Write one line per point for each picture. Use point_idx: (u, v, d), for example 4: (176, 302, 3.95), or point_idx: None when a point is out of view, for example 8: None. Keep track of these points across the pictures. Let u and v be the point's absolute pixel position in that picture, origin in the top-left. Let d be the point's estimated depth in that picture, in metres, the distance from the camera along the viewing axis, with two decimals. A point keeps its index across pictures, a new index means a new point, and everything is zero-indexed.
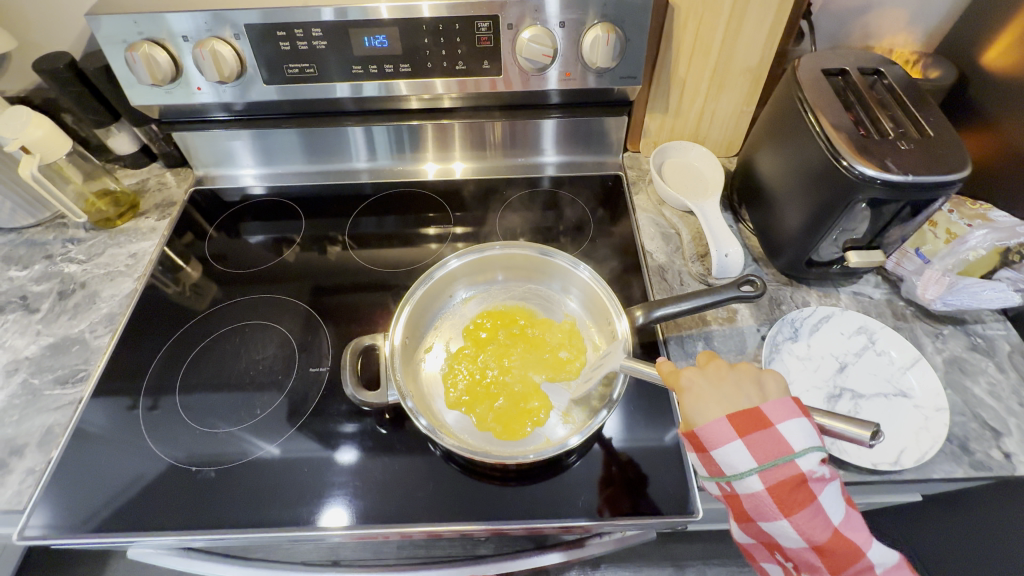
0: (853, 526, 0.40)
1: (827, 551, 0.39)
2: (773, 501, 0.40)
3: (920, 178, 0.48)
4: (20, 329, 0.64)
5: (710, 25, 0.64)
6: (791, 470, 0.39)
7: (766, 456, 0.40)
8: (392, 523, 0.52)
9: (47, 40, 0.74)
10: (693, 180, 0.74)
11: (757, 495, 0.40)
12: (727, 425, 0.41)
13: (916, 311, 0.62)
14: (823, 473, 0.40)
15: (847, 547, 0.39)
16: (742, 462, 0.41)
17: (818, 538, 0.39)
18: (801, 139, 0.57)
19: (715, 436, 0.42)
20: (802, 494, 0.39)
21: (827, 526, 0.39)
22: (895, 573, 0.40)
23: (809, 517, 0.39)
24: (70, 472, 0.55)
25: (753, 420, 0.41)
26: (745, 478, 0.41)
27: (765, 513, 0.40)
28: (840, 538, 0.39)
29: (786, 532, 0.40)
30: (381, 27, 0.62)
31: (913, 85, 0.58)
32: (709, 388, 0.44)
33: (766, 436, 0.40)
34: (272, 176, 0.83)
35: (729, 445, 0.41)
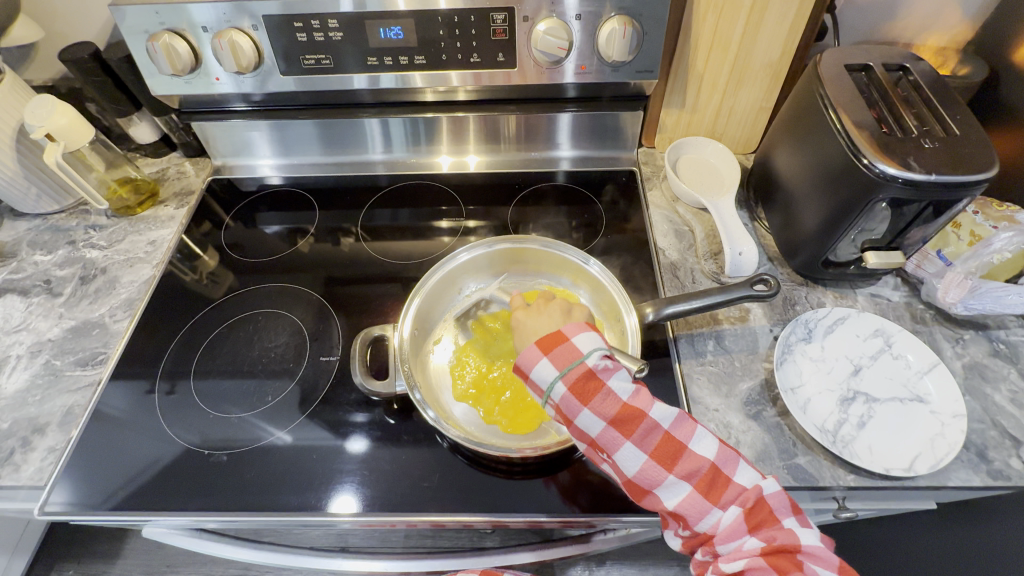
0: (641, 396, 0.43)
1: (624, 422, 0.42)
2: (574, 396, 0.43)
3: (942, 177, 0.47)
4: (44, 312, 0.66)
5: (729, 21, 0.63)
6: (583, 368, 0.43)
7: (564, 363, 0.43)
8: (398, 511, 0.52)
9: (72, 30, 0.76)
10: (708, 177, 0.73)
11: (563, 397, 0.43)
12: (536, 349, 0.45)
13: (935, 315, 0.60)
14: (610, 361, 0.44)
15: (636, 413, 0.42)
16: (548, 374, 0.44)
17: (612, 414, 0.42)
18: (820, 136, 0.55)
19: (527, 362, 0.45)
20: (592, 383, 0.43)
21: (615, 401, 0.42)
22: (686, 426, 0.43)
23: (603, 399, 0.43)
24: (89, 451, 0.57)
25: (555, 339, 0.45)
26: (553, 388, 0.43)
27: (571, 409, 0.43)
28: (628, 409, 0.42)
29: (588, 420, 0.43)
30: (396, 18, 0.62)
31: (939, 82, 0.57)
32: None
33: (564, 347, 0.44)
34: (290, 167, 0.83)
35: (539, 365, 0.44)
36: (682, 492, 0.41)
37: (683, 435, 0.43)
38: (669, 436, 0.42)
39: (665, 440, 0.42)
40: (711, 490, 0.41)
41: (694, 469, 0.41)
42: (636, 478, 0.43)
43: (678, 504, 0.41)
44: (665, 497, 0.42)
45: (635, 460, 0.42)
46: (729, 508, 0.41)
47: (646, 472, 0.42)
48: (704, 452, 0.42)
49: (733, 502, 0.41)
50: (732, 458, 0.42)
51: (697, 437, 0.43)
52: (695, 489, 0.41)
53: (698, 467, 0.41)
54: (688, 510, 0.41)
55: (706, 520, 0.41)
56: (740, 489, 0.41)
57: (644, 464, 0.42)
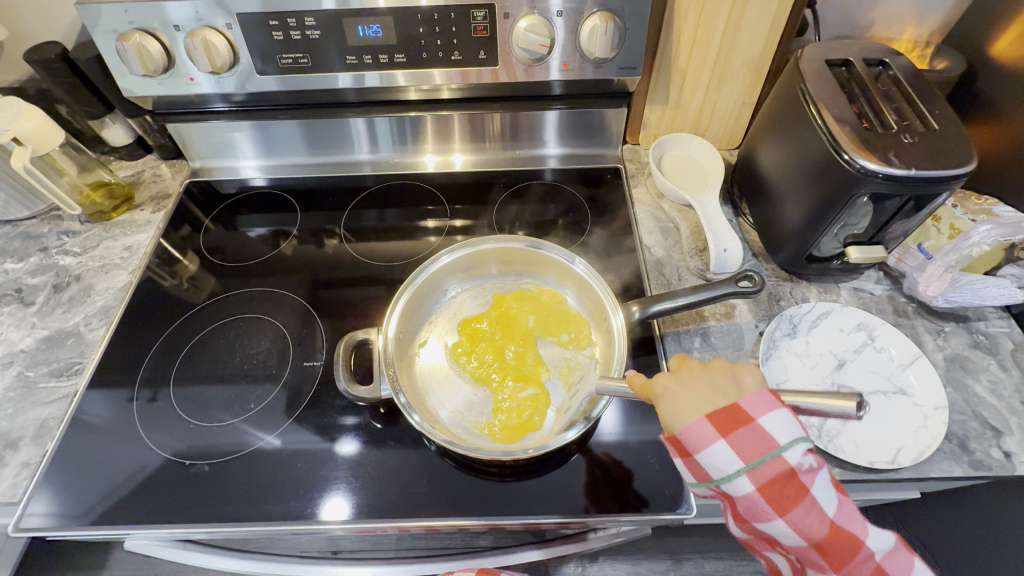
0: (854, 518, 0.35)
1: (831, 549, 0.35)
2: (767, 503, 0.35)
3: (922, 172, 0.47)
4: (15, 322, 0.64)
5: (711, 16, 0.63)
6: (779, 465, 0.35)
7: (752, 453, 0.36)
8: (388, 517, 0.51)
9: (39, 29, 0.73)
10: (693, 173, 0.73)
11: (749, 496, 0.36)
12: (707, 425, 0.37)
13: (917, 308, 0.61)
14: (818, 465, 0.35)
15: (854, 543, 0.35)
16: (727, 462, 0.36)
17: (818, 534, 0.35)
18: (803, 132, 0.55)
19: (694, 437, 0.38)
20: (794, 490, 0.35)
21: (826, 520, 0.35)
22: (904, 561, 0.36)
23: (807, 516, 0.35)
24: (66, 464, 0.55)
25: (734, 416, 0.37)
26: (733, 479, 0.36)
27: (757, 513, 0.36)
28: (843, 533, 0.35)
29: (784, 532, 0.35)
30: (376, 16, 0.61)
31: (918, 76, 0.57)
32: (685, 387, 0.40)
33: (750, 429, 0.36)
34: (272, 168, 0.82)
35: (713, 447, 0.37)
36: None
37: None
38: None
39: None
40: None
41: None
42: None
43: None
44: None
45: None
46: None
47: None
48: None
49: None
50: None
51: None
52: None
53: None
54: None
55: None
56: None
57: None
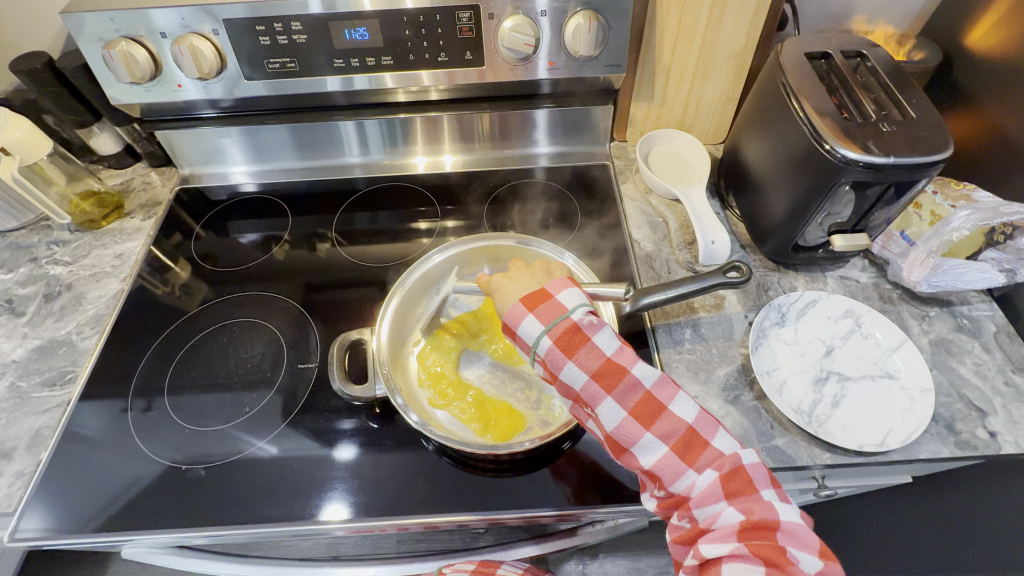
0: (625, 354, 0.44)
1: (606, 379, 0.43)
2: (562, 353, 0.43)
3: (900, 159, 0.48)
4: (6, 332, 0.64)
5: (693, 12, 0.64)
6: (566, 322, 0.44)
7: (549, 318, 0.44)
8: (387, 516, 0.52)
9: (25, 39, 0.73)
10: (681, 168, 0.74)
11: (548, 351, 0.44)
12: (521, 306, 0.45)
13: (902, 294, 0.62)
14: (595, 318, 0.44)
15: (620, 370, 0.43)
16: (533, 329, 0.44)
17: (596, 369, 0.43)
18: (785, 123, 0.56)
19: (512, 316, 0.46)
20: (578, 338, 0.44)
21: (601, 357, 0.43)
22: (669, 388, 0.44)
23: (588, 354, 0.43)
24: (61, 473, 0.55)
25: (539, 295, 0.45)
26: (538, 343, 0.44)
27: (557, 363, 0.44)
28: (612, 364, 0.43)
29: (573, 373, 0.43)
30: (362, 19, 0.61)
31: (896, 67, 0.58)
32: (511, 282, 0.50)
33: (549, 304, 0.45)
34: (262, 173, 0.82)
35: (525, 321, 0.45)
36: (659, 452, 0.42)
37: (666, 396, 0.43)
38: (652, 396, 0.43)
39: (646, 400, 0.43)
40: (688, 453, 0.41)
41: (673, 430, 0.42)
42: (617, 433, 0.43)
43: (655, 464, 0.42)
44: (641, 456, 0.43)
45: (616, 416, 0.43)
46: (706, 470, 0.41)
47: (623, 429, 0.43)
48: (683, 415, 0.43)
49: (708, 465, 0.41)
50: (712, 424, 0.42)
51: (680, 399, 0.43)
52: (672, 450, 0.42)
53: (676, 429, 0.42)
54: (663, 471, 0.42)
55: (680, 481, 0.41)
56: (716, 453, 0.41)
57: (623, 421, 0.43)
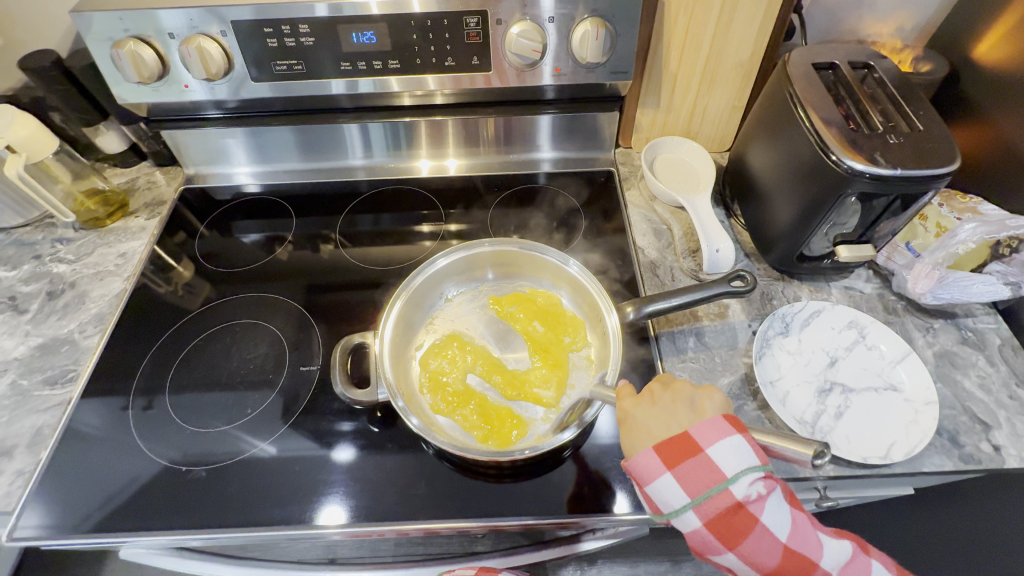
0: (806, 540, 0.41)
1: (786, 573, 0.40)
2: (715, 535, 0.40)
3: (908, 172, 0.48)
4: (8, 330, 0.64)
5: (700, 21, 0.64)
6: (726, 499, 0.40)
7: (699, 489, 0.40)
8: (386, 520, 0.52)
9: (33, 37, 0.73)
10: (685, 175, 0.74)
11: (699, 531, 0.40)
12: (655, 459, 0.42)
13: (907, 305, 0.61)
14: (763, 492, 0.40)
15: (805, 563, 0.40)
16: (675, 497, 0.41)
17: (772, 564, 0.40)
18: (793, 133, 0.56)
19: (645, 469, 0.42)
20: (743, 523, 0.39)
21: (779, 548, 0.40)
22: (854, 567, 0.42)
23: (761, 544, 0.40)
24: (60, 473, 0.55)
25: (682, 449, 0.41)
26: (681, 515, 0.41)
27: (712, 549, 0.41)
28: (792, 555, 0.40)
29: (738, 564, 0.41)
30: (370, 23, 0.61)
31: (902, 78, 0.58)
32: (645, 416, 0.45)
33: (696, 461, 0.41)
34: (267, 174, 0.82)
35: (660, 479, 0.41)
36: None
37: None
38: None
39: None
40: None
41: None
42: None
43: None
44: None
45: None
46: None
47: None
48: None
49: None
50: None
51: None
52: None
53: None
54: None
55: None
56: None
57: None
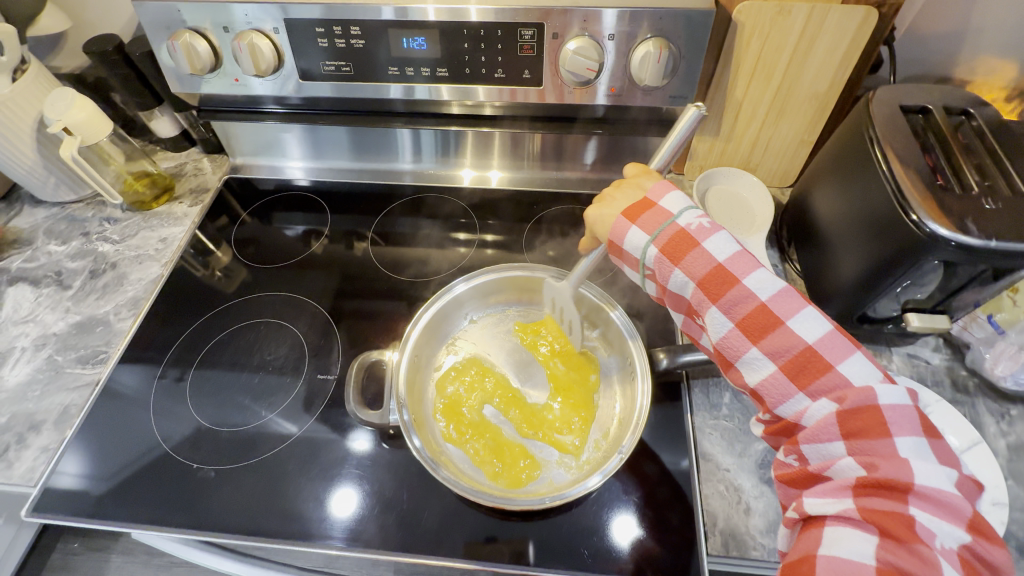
0: (742, 262, 0.42)
1: (712, 286, 0.42)
2: (665, 258, 0.44)
3: (1003, 244, 0.42)
4: (51, 304, 0.66)
5: (775, 47, 0.59)
6: (673, 229, 0.45)
7: (654, 227, 0.45)
8: (385, 550, 0.49)
9: (100, 20, 0.75)
10: (741, 211, 0.67)
11: (657, 260, 0.45)
12: (623, 219, 0.47)
13: (979, 383, 0.55)
14: (708, 223, 0.44)
15: (731, 279, 0.41)
16: (638, 239, 0.46)
17: (704, 274, 0.42)
18: (868, 181, 0.51)
19: (616, 231, 0.47)
20: (685, 243, 0.44)
21: (710, 262, 0.42)
22: (790, 302, 0.40)
23: (696, 258, 0.43)
24: (81, 453, 0.56)
25: (640, 206, 0.47)
26: (645, 252, 0.46)
27: (663, 271, 0.45)
28: (725, 273, 0.42)
29: (680, 279, 0.44)
30: (422, 29, 0.59)
31: (1006, 131, 0.51)
32: (604, 206, 0.50)
33: (651, 212, 0.46)
34: (319, 171, 0.82)
35: (628, 233, 0.47)
36: (766, 371, 0.40)
37: (785, 312, 0.40)
38: (768, 310, 0.40)
39: (762, 315, 0.40)
40: (800, 377, 0.38)
41: (786, 348, 0.39)
42: (722, 345, 0.42)
43: (761, 383, 0.40)
44: (748, 375, 0.41)
45: (723, 327, 0.42)
46: (820, 400, 0.37)
47: (731, 342, 0.41)
48: (803, 333, 0.39)
49: (825, 393, 0.37)
50: (841, 347, 0.38)
51: (803, 316, 0.39)
52: (781, 370, 0.39)
53: (791, 346, 0.39)
54: (770, 391, 0.40)
55: (787, 404, 0.39)
56: (839, 380, 0.37)
57: (729, 333, 0.41)
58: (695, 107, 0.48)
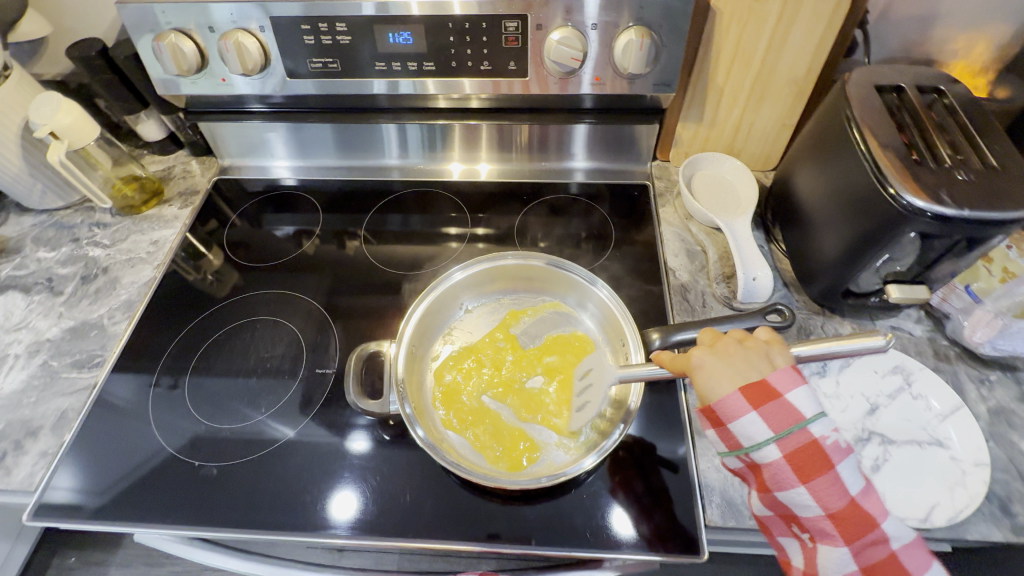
0: (874, 499, 0.37)
1: (845, 523, 0.37)
2: (792, 468, 0.38)
3: (976, 213, 0.44)
4: (43, 311, 0.66)
5: (753, 33, 0.60)
6: (805, 437, 0.38)
7: (781, 425, 0.38)
8: (390, 535, 0.50)
9: (82, 24, 0.75)
10: (725, 195, 0.70)
11: (776, 463, 0.38)
12: (741, 398, 0.39)
13: (960, 352, 0.57)
14: (844, 441, 0.38)
15: (868, 520, 0.37)
16: (758, 432, 0.39)
17: (837, 508, 0.37)
18: (847, 160, 0.52)
19: (728, 408, 0.40)
20: (820, 461, 0.37)
21: (845, 494, 0.37)
22: (917, 554, 0.37)
23: (829, 486, 0.37)
24: (80, 457, 0.56)
25: (764, 391, 0.39)
26: (762, 449, 0.39)
27: (781, 481, 0.38)
28: (860, 511, 0.37)
29: (804, 501, 0.38)
30: (407, 24, 0.60)
31: (976, 107, 0.53)
32: (720, 360, 0.42)
33: (778, 404, 0.39)
34: (304, 170, 0.82)
35: (743, 417, 0.39)
36: None
37: (915, 566, 0.36)
38: (898, 559, 0.37)
39: (891, 561, 0.37)
40: None
41: None
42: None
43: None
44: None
45: (843, 565, 0.37)
46: None
47: None
48: None
49: None
50: (877, 502, 0.38)
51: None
52: None
53: None
54: None
55: None
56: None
57: (852, 574, 0.37)
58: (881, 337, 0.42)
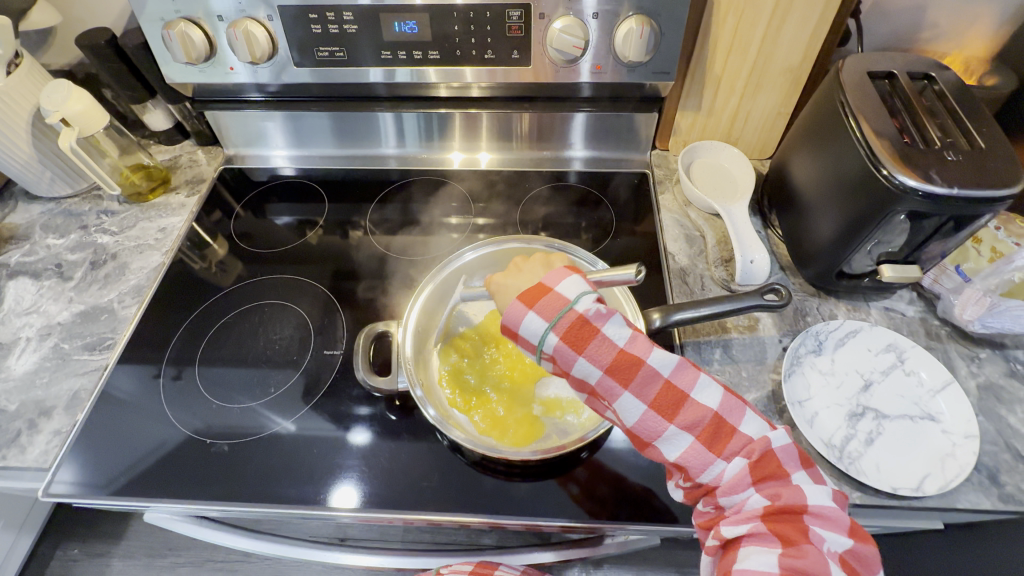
0: (640, 343, 0.41)
1: (622, 371, 0.40)
2: (570, 346, 0.40)
3: (965, 192, 0.46)
4: (54, 295, 0.67)
5: (750, 23, 0.62)
6: (571, 316, 0.40)
7: (551, 313, 0.41)
8: (396, 509, 0.52)
9: (91, 15, 0.76)
10: (723, 182, 0.72)
11: (559, 348, 0.41)
12: (519, 304, 0.42)
13: (951, 331, 0.58)
14: (604, 307, 0.41)
15: (636, 362, 0.40)
16: (538, 325, 0.41)
17: (611, 363, 0.40)
18: (840, 144, 0.54)
19: (512, 318, 0.42)
20: (586, 330, 0.40)
21: (614, 349, 0.40)
22: (687, 374, 0.41)
23: (599, 346, 0.40)
24: (93, 435, 0.57)
25: (539, 290, 0.42)
26: (546, 340, 0.41)
27: (567, 359, 0.41)
28: (628, 356, 0.40)
29: (587, 369, 0.41)
30: (412, 13, 0.61)
31: (966, 93, 0.55)
32: (514, 279, 0.46)
33: (548, 297, 0.41)
34: (303, 158, 0.83)
35: (524, 321, 0.42)
36: (684, 444, 0.40)
37: (687, 385, 0.41)
38: (672, 385, 0.40)
39: (668, 392, 0.40)
40: (714, 443, 0.39)
41: (699, 419, 0.40)
42: (639, 428, 0.41)
43: (681, 457, 0.40)
44: (666, 451, 0.41)
45: (636, 410, 0.41)
46: (734, 459, 0.39)
47: (646, 422, 0.41)
48: (707, 402, 0.40)
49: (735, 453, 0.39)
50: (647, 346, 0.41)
51: (701, 387, 0.41)
52: (698, 440, 0.40)
53: (702, 418, 0.40)
54: (691, 462, 0.40)
55: (707, 471, 0.39)
56: (743, 439, 0.39)
57: (644, 415, 0.40)
58: (632, 268, 0.44)
